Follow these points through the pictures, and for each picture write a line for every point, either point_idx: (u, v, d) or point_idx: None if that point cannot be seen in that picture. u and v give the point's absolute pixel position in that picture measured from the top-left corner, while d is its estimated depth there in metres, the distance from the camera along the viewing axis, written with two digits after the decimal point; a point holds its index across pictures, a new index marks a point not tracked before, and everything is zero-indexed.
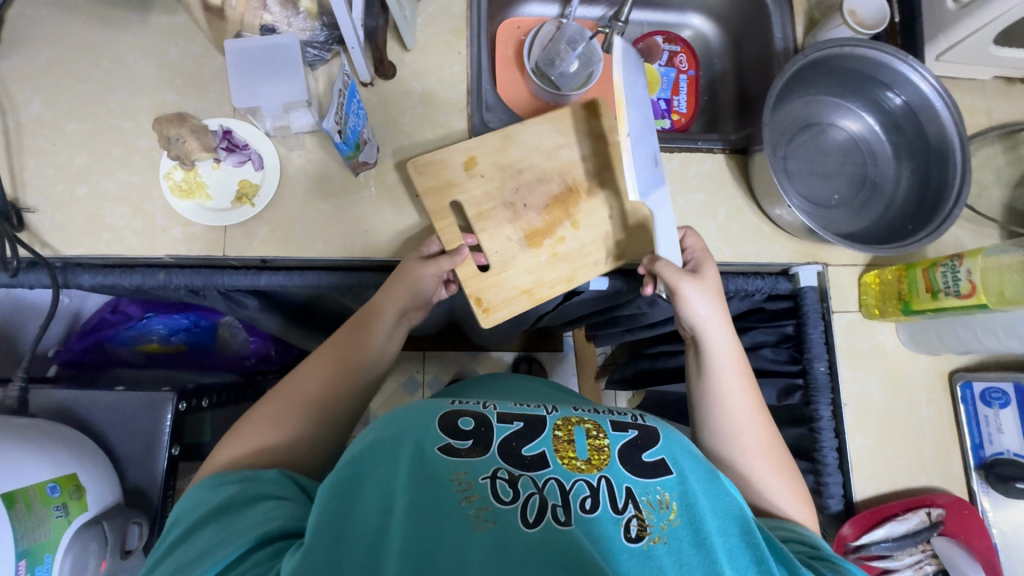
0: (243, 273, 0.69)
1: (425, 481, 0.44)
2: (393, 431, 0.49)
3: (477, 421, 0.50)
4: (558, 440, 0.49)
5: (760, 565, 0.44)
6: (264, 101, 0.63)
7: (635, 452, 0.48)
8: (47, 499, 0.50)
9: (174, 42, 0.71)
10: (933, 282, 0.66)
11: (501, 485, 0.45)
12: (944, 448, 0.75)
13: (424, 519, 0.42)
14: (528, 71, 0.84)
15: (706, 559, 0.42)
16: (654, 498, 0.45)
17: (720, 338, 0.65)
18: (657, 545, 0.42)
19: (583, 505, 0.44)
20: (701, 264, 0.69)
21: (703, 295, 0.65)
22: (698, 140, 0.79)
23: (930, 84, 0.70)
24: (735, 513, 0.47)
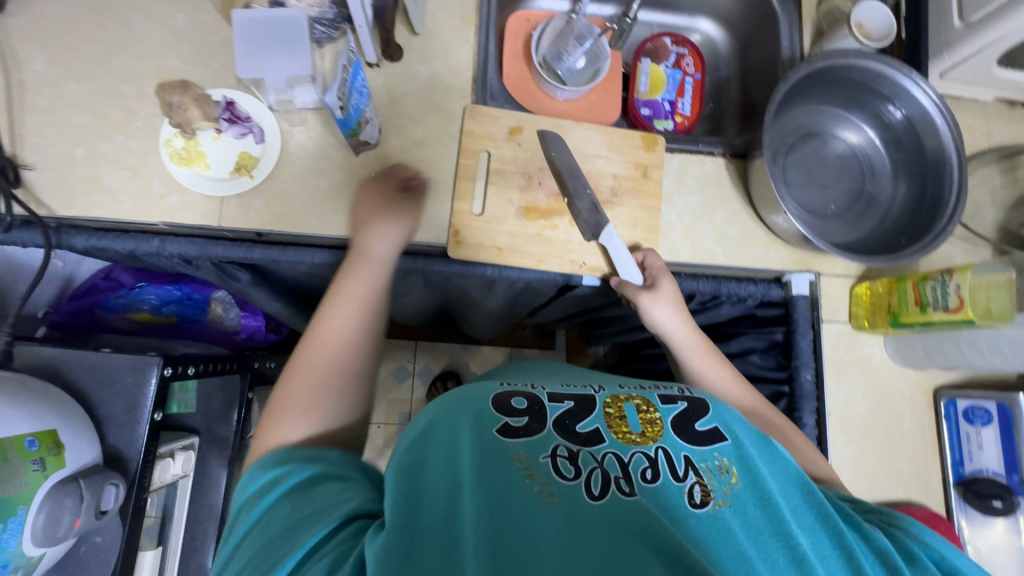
0: (237, 245, 0.69)
1: (493, 457, 0.47)
2: (453, 414, 0.53)
3: (529, 402, 0.54)
4: (609, 417, 0.52)
5: (826, 520, 0.47)
6: (270, 73, 0.64)
7: (687, 422, 0.52)
8: (24, 453, 0.50)
9: (181, 9, 0.71)
10: (922, 295, 0.66)
11: (561, 461, 0.47)
12: (923, 462, 0.76)
13: (494, 491, 0.44)
14: (534, 62, 0.83)
15: (773, 518, 0.45)
16: (713, 464, 0.48)
17: (684, 335, 0.72)
18: (722, 507, 0.45)
19: (644, 475, 0.47)
20: (657, 279, 0.72)
21: (662, 301, 0.71)
22: (699, 142, 0.79)
23: (931, 100, 0.70)
24: (789, 473, 0.50)
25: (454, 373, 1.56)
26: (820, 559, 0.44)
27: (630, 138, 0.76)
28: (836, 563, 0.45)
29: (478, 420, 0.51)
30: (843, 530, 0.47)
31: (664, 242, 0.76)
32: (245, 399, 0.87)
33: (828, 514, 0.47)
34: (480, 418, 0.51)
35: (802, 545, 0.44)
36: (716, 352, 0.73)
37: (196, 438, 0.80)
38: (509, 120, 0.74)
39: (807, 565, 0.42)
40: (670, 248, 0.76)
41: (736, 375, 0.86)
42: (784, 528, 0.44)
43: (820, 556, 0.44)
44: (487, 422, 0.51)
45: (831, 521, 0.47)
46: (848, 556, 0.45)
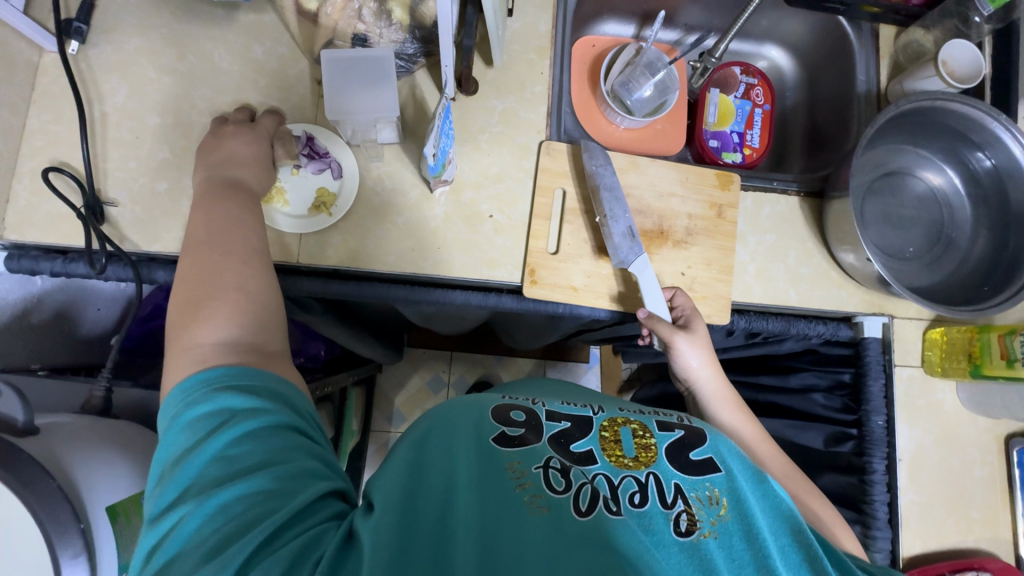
0: (316, 279, 0.69)
1: (486, 464, 0.48)
2: (454, 420, 0.54)
3: (527, 416, 0.55)
4: (605, 440, 0.52)
5: (812, 563, 0.44)
6: (359, 113, 0.63)
7: (682, 451, 0.51)
8: (141, 512, 0.58)
9: (261, 42, 0.71)
10: (1010, 349, 0.66)
11: (553, 473, 0.47)
12: (993, 510, 0.75)
13: (486, 497, 0.45)
14: (604, 92, 0.82)
15: (757, 555, 0.44)
16: (703, 495, 0.47)
17: (713, 383, 0.71)
18: (707, 539, 0.44)
19: (632, 499, 0.46)
20: (690, 321, 0.71)
21: (695, 347, 0.70)
22: (773, 179, 0.78)
23: (1023, 150, 0.68)
24: (782, 510, 0.48)
25: (486, 382, 1.55)
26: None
27: (704, 176, 0.75)
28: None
29: (477, 427, 0.52)
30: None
31: (736, 282, 0.75)
32: None
33: (817, 557, 0.45)
34: (477, 425, 0.52)
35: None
36: (741, 403, 0.72)
37: None
38: (584, 157, 0.74)
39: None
40: (743, 288, 0.75)
41: (798, 412, 0.85)
42: (767, 564, 0.43)
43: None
44: (484, 431, 0.52)
45: (820, 562, 0.44)
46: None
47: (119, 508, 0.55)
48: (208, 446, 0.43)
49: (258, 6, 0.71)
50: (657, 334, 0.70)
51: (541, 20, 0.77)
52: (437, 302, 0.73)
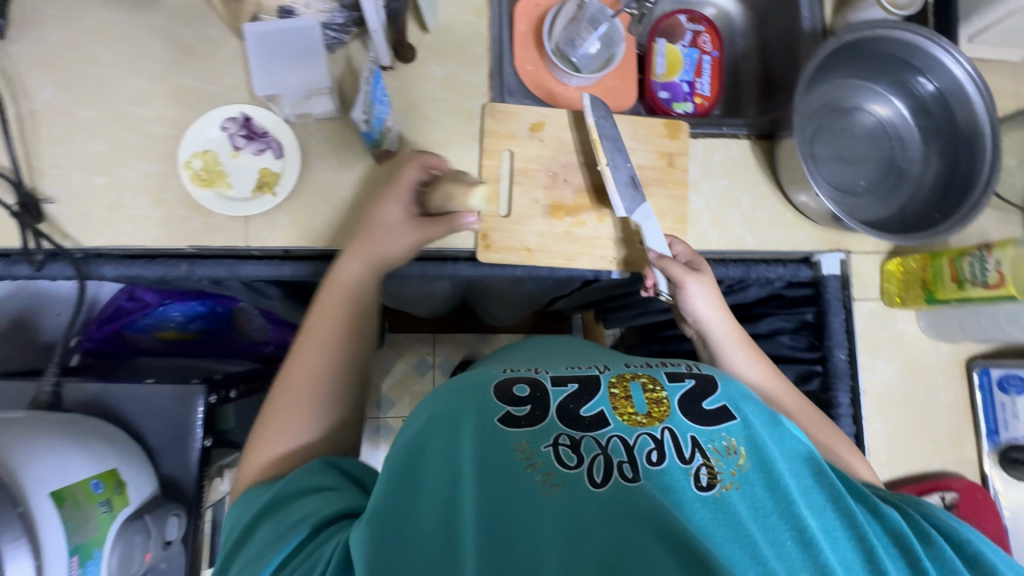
0: (268, 263, 0.69)
1: (491, 448, 0.46)
2: (452, 404, 0.51)
3: (531, 388, 0.52)
4: (616, 399, 0.50)
5: (836, 502, 0.45)
6: (285, 89, 0.61)
7: (695, 402, 0.50)
8: (93, 495, 0.50)
9: (187, 24, 0.69)
10: (959, 272, 0.66)
11: (564, 450, 0.46)
12: (958, 434, 0.77)
13: (496, 484, 0.44)
14: (550, 52, 0.80)
15: (781, 499, 0.43)
16: (721, 445, 0.46)
17: (724, 326, 0.69)
18: (729, 490, 0.43)
19: (650, 458, 0.45)
20: (697, 265, 0.70)
21: (706, 287, 0.68)
22: (723, 125, 0.77)
23: (964, 70, 0.69)
24: (798, 453, 0.48)
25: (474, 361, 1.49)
26: (831, 544, 0.42)
27: (652, 126, 0.75)
28: (847, 549, 0.43)
29: (478, 410, 0.50)
30: (853, 512, 0.44)
31: (692, 230, 0.75)
32: None
33: (837, 497, 0.45)
34: (479, 407, 0.50)
35: (809, 526, 0.42)
36: (752, 344, 0.70)
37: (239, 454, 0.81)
38: (529, 116, 0.72)
39: (814, 549, 0.41)
40: (700, 236, 0.75)
41: (768, 356, 0.86)
42: (792, 511, 0.42)
43: (831, 541, 0.42)
44: (489, 409, 0.50)
45: (842, 503, 0.45)
46: (858, 539, 0.43)
47: (65, 492, 0.48)
48: (255, 524, 0.50)
49: None
50: (668, 275, 0.68)
51: None
52: (398, 276, 0.73)
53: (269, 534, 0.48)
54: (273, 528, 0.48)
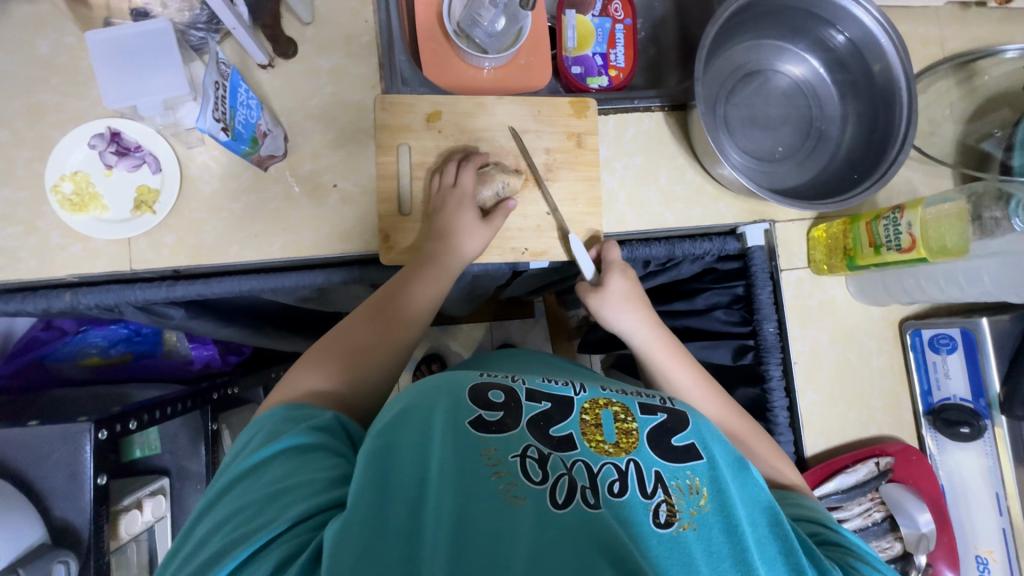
0: (157, 285, 0.64)
1: (460, 453, 0.44)
2: (426, 403, 0.48)
3: (506, 395, 0.49)
4: (585, 423, 0.48)
5: (789, 556, 0.44)
6: (139, 99, 0.56)
7: (664, 437, 0.47)
8: None
9: (42, 34, 0.64)
10: (876, 236, 0.64)
11: (531, 463, 0.44)
12: (894, 396, 0.76)
13: (461, 490, 0.42)
14: (450, 35, 0.75)
15: (736, 548, 0.42)
16: (683, 483, 0.44)
17: (644, 332, 0.66)
18: (686, 531, 0.42)
19: (611, 488, 0.43)
20: (612, 275, 0.67)
21: (620, 298, 0.68)
22: (634, 98, 0.74)
23: (873, 19, 0.66)
24: (759, 501, 0.46)
25: (436, 355, 1.43)
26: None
27: (558, 106, 0.71)
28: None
29: (451, 411, 0.47)
30: (804, 566, 0.44)
31: (608, 213, 0.72)
32: (210, 431, 0.82)
33: (791, 548, 0.44)
34: (452, 407, 0.48)
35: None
36: (679, 347, 0.66)
37: (165, 480, 0.80)
38: (424, 106, 0.68)
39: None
40: (616, 218, 0.72)
41: (701, 332, 0.83)
42: (745, 560, 0.42)
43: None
44: (461, 414, 0.47)
45: (794, 555, 0.44)
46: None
47: None
48: (214, 497, 0.46)
49: None
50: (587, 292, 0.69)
51: None
52: (310, 284, 0.68)
53: (225, 508, 0.44)
54: (232, 501, 0.44)
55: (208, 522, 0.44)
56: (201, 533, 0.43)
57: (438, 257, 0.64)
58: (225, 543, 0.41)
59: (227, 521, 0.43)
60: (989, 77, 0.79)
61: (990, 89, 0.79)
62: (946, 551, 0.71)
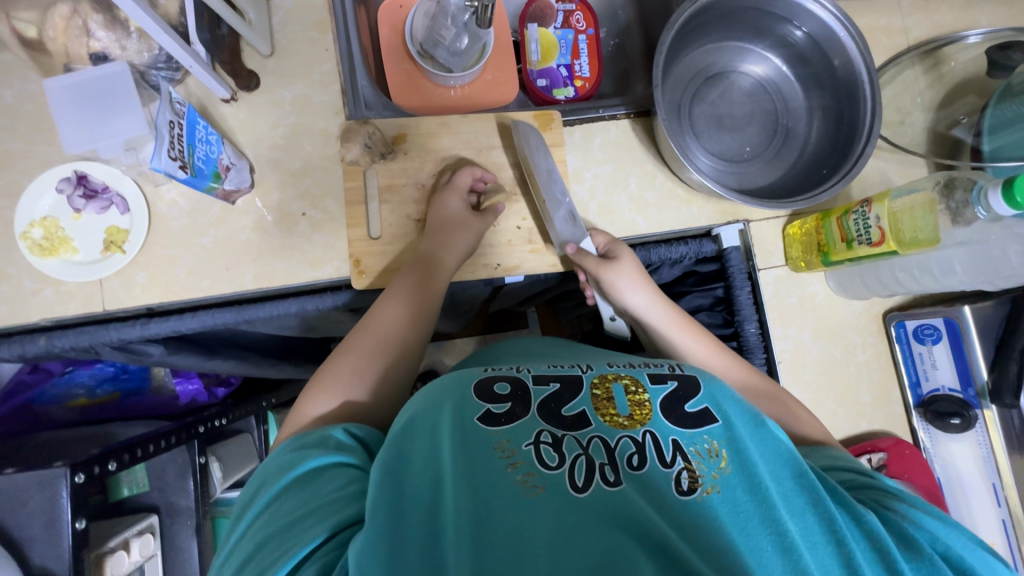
0: (131, 324, 0.64)
1: (474, 450, 0.43)
2: (434, 402, 0.48)
3: (513, 385, 0.49)
4: (597, 398, 0.48)
5: (817, 506, 0.42)
6: (98, 142, 0.56)
7: (677, 404, 0.47)
8: None
9: (6, 83, 0.65)
10: (847, 230, 0.63)
11: (545, 448, 0.43)
12: (883, 390, 0.74)
13: (480, 489, 0.41)
14: (414, 57, 0.76)
15: (763, 505, 0.41)
16: (702, 448, 0.44)
17: (659, 314, 0.65)
18: (711, 495, 0.41)
19: (631, 462, 0.43)
20: (616, 248, 0.68)
21: (631, 279, 0.65)
22: (599, 107, 0.74)
23: (828, 12, 0.66)
24: (780, 454, 0.45)
25: (430, 373, 1.41)
26: (809, 548, 0.40)
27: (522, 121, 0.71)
28: (826, 554, 0.40)
29: (456, 408, 0.47)
30: (834, 517, 0.42)
31: None
32: (198, 465, 0.81)
33: (818, 499, 0.43)
34: (459, 404, 0.47)
35: (789, 532, 0.40)
36: (695, 324, 0.66)
37: (153, 518, 0.80)
38: (388, 129, 0.68)
39: (794, 554, 0.38)
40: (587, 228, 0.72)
41: None
42: (772, 515, 0.40)
43: (810, 545, 0.40)
44: (469, 409, 0.47)
45: (822, 505, 0.42)
46: (838, 543, 0.41)
47: None
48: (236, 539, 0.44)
49: None
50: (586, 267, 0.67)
51: None
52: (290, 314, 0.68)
53: (246, 547, 0.42)
54: (261, 528, 0.43)
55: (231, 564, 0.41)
56: (231, 564, 0.41)
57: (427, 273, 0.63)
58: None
59: (255, 552, 0.41)
60: (956, 63, 0.78)
61: (957, 75, 0.78)
62: None
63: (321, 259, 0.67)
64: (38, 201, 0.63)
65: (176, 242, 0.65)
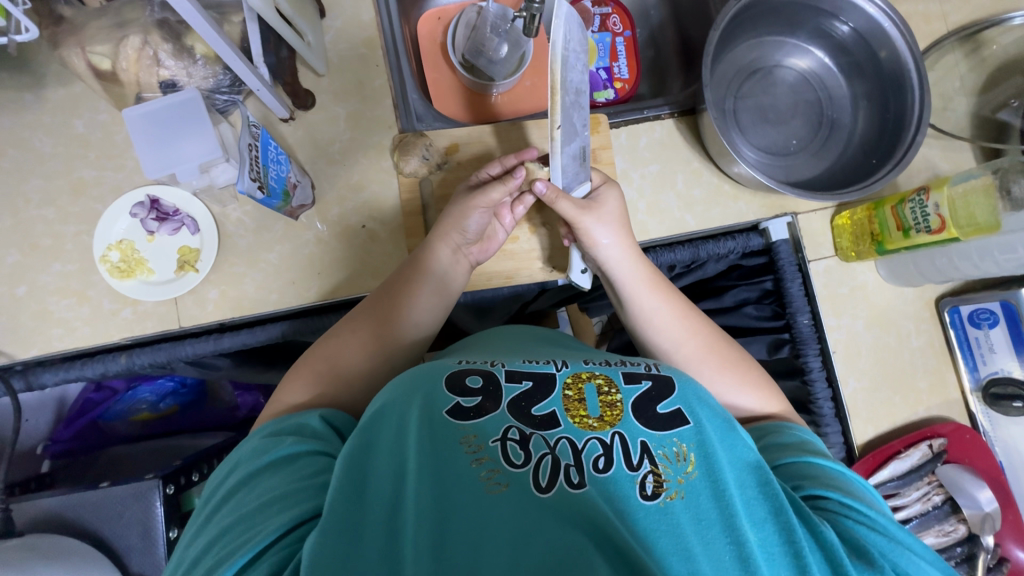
0: (205, 339, 0.66)
1: (438, 445, 0.43)
2: (402, 396, 0.47)
3: (484, 380, 0.47)
4: (568, 399, 0.46)
5: (778, 515, 0.42)
6: (176, 166, 0.58)
7: (649, 405, 0.45)
8: None
9: (78, 114, 0.68)
10: (903, 219, 0.65)
11: (511, 446, 0.43)
12: (939, 375, 0.74)
13: (439, 485, 0.41)
14: (455, 67, 0.78)
15: (725, 511, 0.41)
16: (670, 451, 0.43)
17: (628, 267, 0.63)
18: (674, 500, 0.40)
19: (596, 464, 0.42)
20: (603, 194, 0.66)
21: (602, 224, 0.64)
22: (644, 108, 0.75)
23: (875, 7, 0.67)
24: (746, 460, 0.45)
25: None
26: (765, 558, 0.40)
27: None
28: (781, 564, 0.41)
29: (426, 403, 0.46)
30: (794, 526, 0.42)
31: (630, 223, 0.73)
32: None
33: (781, 508, 0.43)
34: (427, 399, 0.46)
35: (748, 541, 0.40)
36: (665, 283, 0.64)
37: None
38: (440, 140, 0.71)
39: (751, 563, 0.39)
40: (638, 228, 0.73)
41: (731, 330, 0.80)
42: (733, 524, 0.40)
43: (766, 555, 0.40)
44: (437, 403, 0.46)
45: (784, 516, 0.42)
46: (795, 555, 0.41)
47: None
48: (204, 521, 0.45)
49: (65, 77, 0.68)
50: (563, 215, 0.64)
51: (361, 9, 0.73)
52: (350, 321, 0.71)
53: (214, 529, 0.43)
54: (230, 512, 0.43)
55: (198, 543, 0.43)
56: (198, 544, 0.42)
57: (421, 267, 0.63)
58: (211, 563, 0.39)
59: (221, 534, 0.41)
60: (997, 46, 0.78)
61: (999, 58, 0.78)
62: (1013, 529, 0.71)
63: (383, 269, 0.69)
64: (114, 227, 0.66)
65: (245, 258, 0.68)
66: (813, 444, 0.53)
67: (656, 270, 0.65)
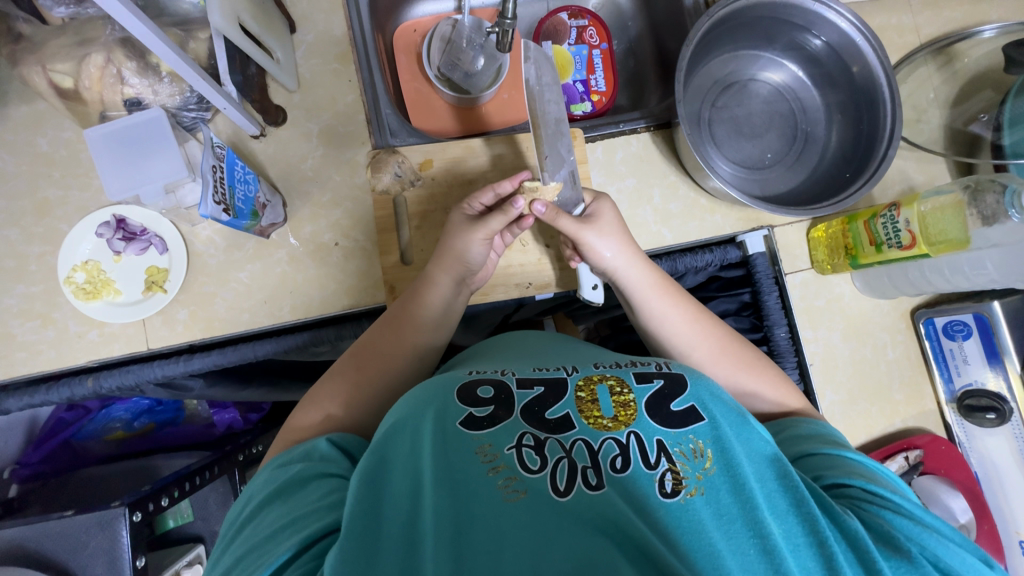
0: (175, 360, 0.65)
1: (453, 457, 0.42)
2: (415, 407, 0.46)
3: (496, 389, 0.47)
4: (581, 402, 0.45)
5: (800, 507, 0.41)
6: (140, 188, 0.57)
7: (662, 403, 0.45)
8: None
9: (42, 132, 0.66)
10: (875, 234, 0.65)
11: (527, 452, 0.42)
12: (915, 387, 0.75)
13: (457, 496, 0.40)
14: (431, 81, 0.77)
15: (746, 506, 0.40)
16: (687, 448, 0.42)
17: (634, 273, 0.62)
18: (694, 497, 0.40)
19: (614, 464, 0.41)
20: (590, 208, 0.66)
21: (604, 236, 0.63)
22: (619, 122, 0.75)
23: (847, 22, 0.67)
24: (763, 454, 0.44)
25: None
26: (791, 550, 0.39)
27: None
28: (807, 555, 0.39)
29: (439, 416, 0.45)
30: (817, 516, 0.41)
31: None
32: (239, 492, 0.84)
33: (802, 499, 0.41)
34: (440, 410, 0.45)
35: (771, 533, 0.39)
36: (674, 286, 0.63)
37: (201, 548, 0.82)
38: (415, 156, 0.70)
39: (776, 556, 0.38)
40: None
41: None
42: (756, 517, 0.39)
43: (792, 547, 0.39)
44: (449, 414, 0.45)
45: (805, 506, 0.41)
46: (820, 545, 0.39)
47: None
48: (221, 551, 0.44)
49: (28, 95, 0.66)
50: (569, 227, 0.63)
51: (334, 24, 0.72)
52: (332, 338, 0.69)
53: (231, 557, 0.42)
54: (244, 541, 0.42)
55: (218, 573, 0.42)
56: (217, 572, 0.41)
57: (430, 283, 0.63)
58: None
59: (240, 561, 0.40)
60: (969, 59, 0.79)
61: (970, 71, 0.79)
62: (988, 539, 0.71)
63: (357, 288, 0.68)
64: (78, 247, 0.65)
65: (214, 278, 0.66)
66: (831, 434, 0.52)
67: (667, 276, 0.64)
